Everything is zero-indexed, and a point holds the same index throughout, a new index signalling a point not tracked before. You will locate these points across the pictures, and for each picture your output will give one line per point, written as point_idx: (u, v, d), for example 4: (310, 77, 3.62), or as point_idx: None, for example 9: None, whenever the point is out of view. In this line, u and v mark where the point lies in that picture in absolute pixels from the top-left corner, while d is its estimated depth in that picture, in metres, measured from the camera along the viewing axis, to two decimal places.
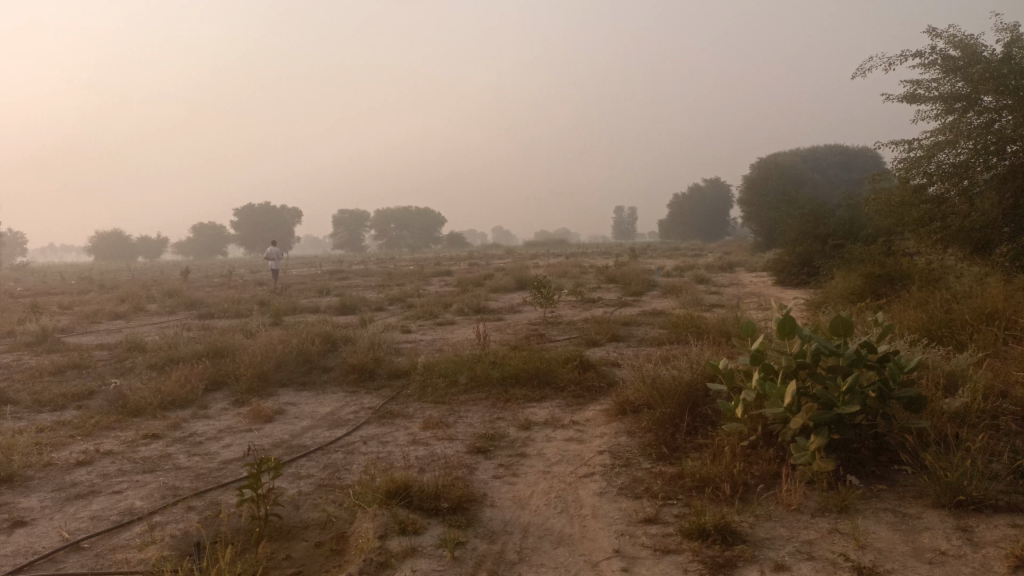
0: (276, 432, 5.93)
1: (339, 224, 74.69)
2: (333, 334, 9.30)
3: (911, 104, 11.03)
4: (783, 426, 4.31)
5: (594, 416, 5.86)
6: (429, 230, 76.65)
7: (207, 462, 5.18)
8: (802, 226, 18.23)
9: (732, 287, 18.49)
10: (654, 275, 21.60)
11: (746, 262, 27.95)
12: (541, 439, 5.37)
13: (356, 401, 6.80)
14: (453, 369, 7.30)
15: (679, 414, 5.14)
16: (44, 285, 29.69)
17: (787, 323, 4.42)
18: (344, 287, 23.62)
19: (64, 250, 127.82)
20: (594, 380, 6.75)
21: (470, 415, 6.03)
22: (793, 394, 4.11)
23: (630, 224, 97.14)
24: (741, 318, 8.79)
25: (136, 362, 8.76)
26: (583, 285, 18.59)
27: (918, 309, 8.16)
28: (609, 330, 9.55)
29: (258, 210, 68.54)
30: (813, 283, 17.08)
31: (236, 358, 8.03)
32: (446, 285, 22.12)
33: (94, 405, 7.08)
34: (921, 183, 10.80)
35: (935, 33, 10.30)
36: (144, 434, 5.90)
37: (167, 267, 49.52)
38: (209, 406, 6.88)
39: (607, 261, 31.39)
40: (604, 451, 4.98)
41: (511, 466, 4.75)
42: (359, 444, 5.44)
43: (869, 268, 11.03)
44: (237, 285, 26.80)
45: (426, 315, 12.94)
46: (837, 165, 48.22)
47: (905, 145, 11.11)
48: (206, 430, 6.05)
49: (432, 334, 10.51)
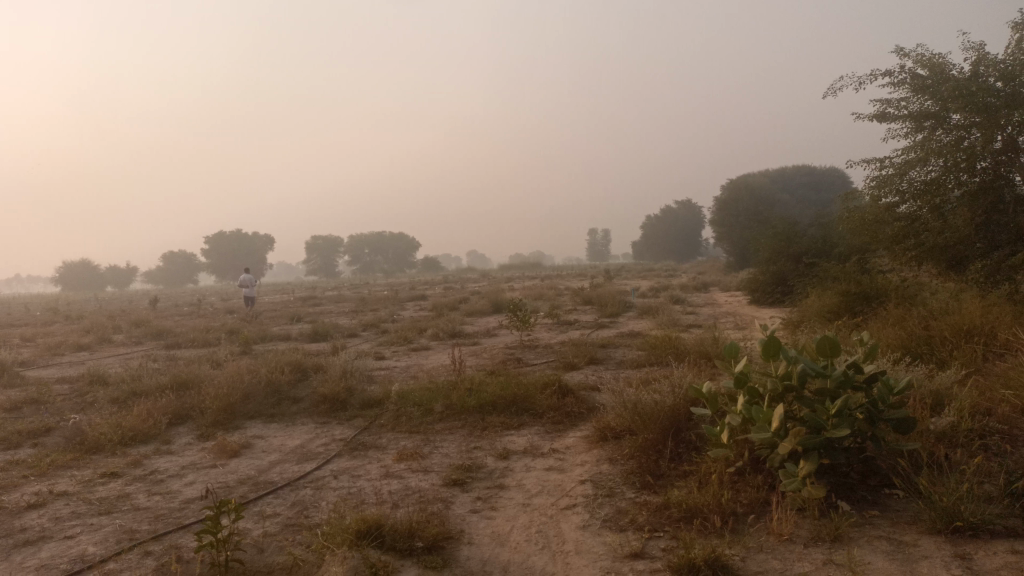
0: (242, 467, 5.66)
1: (312, 250, 74.11)
2: (304, 363, 9.02)
3: (880, 123, 11.10)
4: (771, 451, 4.16)
5: (574, 443, 5.68)
6: (403, 254, 76.32)
7: (168, 502, 4.91)
8: (775, 245, 18.28)
9: (707, 307, 18.43)
10: (630, 296, 21.54)
11: (720, 282, 28.04)
12: (520, 469, 5.17)
13: (327, 433, 6.55)
14: (428, 397, 7.07)
15: (662, 439, 4.98)
16: (8, 317, 28.99)
17: (772, 345, 4.29)
18: (317, 313, 23.28)
19: (30, 280, 125.26)
20: (573, 405, 6.56)
21: (446, 446, 5.81)
22: (780, 418, 3.96)
23: (603, 244, 97.53)
24: (720, 338, 8.67)
25: (97, 396, 8.42)
26: (559, 308, 18.47)
27: (897, 327, 8.11)
28: (587, 353, 9.39)
29: (229, 238, 67.84)
30: (789, 301, 17.10)
31: (202, 390, 7.74)
32: (421, 310, 21.90)
33: (51, 442, 6.75)
34: (893, 200, 10.83)
35: (903, 52, 10.41)
36: (102, 473, 5.60)
37: (135, 296, 48.66)
38: (173, 441, 6.58)
39: (583, 283, 31.35)
40: (586, 480, 4.79)
41: (489, 499, 4.54)
42: (330, 478, 5.20)
43: (845, 285, 11.00)
44: (208, 313, 26.32)
45: (400, 341, 12.69)
46: (806, 185, 48.84)
47: (876, 163, 11.15)
48: (169, 467, 5.77)
49: (407, 361, 10.26)
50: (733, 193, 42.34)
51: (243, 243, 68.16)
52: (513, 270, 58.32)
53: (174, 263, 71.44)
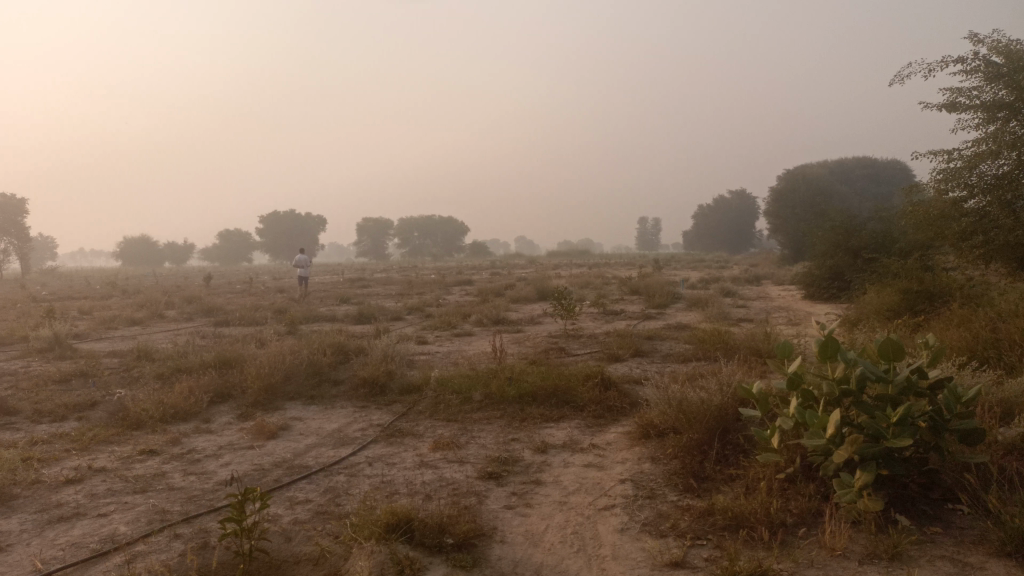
0: (278, 450, 5.61)
1: (363, 232, 74.85)
2: (346, 345, 8.98)
3: (950, 113, 10.55)
4: (824, 458, 3.91)
5: (616, 439, 5.49)
6: (452, 238, 76.50)
7: (202, 483, 4.87)
8: (833, 239, 17.67)
9: (759, 300, 17.96)
10: (678, 286, 21.16)
11: (773, 275, 27.33)
12: (558, 464, 5.00)
13: (365, 418, 6.47)
14: (468, 385, 6.94)
15: (707, 440, 4.77)
16: (68, 290, 29.88)
17: (830, 345, 4.04)
18: (365, 295, 23.44)
19: (93, 255, 129.48)
20: (615, 399, 6.36)
21: (484, 436, 5.68)
22: (836, 424, 3.72)
23: (653, 233, 96.41)
24: (772, 334, 8.36)
25: (143, 372, 8.50)
26: (605, 297, 18.20)
27: (960, 328, 7.70)
28: (632, 345, 9.17)
29: (282, 218, 68.86)
30: (844, 298, 16.56)
31: (244, 370, 7.74)
32: (467, 295, 21.86)
33: (95, 417, 6.81)
34: (960, 195, 10.29)
35: (977, 38, 9.86)
36: (141, 450, 5.61)
37: (188, 273, 49.70)
38: (213, 420, 6.59)
39: (631, 272, 30.91)
40: (626, 480, 4.61)
41: (524, 495, 4.38)
42: (364, 465, 5.11)
43: (906, 283, 10.53)
44: (258, 292, 26.71)
45: (444, 326, 12.61)
46: (865, 177, 47.42)
47: (944, 155, 10.60)
48: (206, 446, 5.75)
49: (449, 346, 10.18)
50: (789, 184, 41.26)
51: (295, 223, 69.21)
52: (561, 257, 57.99)
53: (229, 241, 72.93)
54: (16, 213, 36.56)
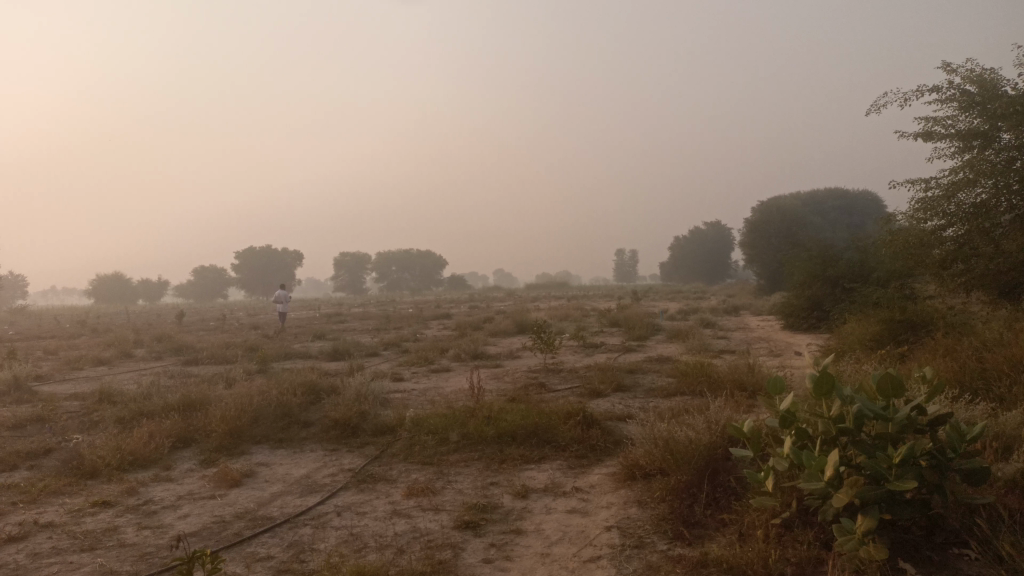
0: (241, 499, 5.27)
1: (340, 267, 74.33)
2: (318, 384, 8.64)
3: (926, 142, 10.56)
4: (822, 502, 3.67)
5: (600, 481, 5.22)
6: (430, 272, 76.13)
7: (156, 538, 4.52)
8: (811, 269, 17.64)
9: (739, 331, 17.84)
10: (658, 318, 21.02)
11: (751, 306, 27.29)
12: (540, 510, 4.71)
13: (336, 462, 6.14)
14: (443, 425, 6.64)
15: (697, 482, 4.52)
16: (35, 328, 29.13)
17: (825, 382, 3.83)
18: (341, 330, 23.08)
19: (65, 292, 127.32)
20: (598, 437, 6.10)
21: (461, 480, 5.39)
22: (835, 466, 3.49)
23: (630, 264, 96.72)
24: (755, 367, 8.17)
25: (103, 416, 8.09)
26: (585, 330, 18.02)
27: (945, 359, 7.56)
28: (614, 380, 8.94)
29: (258, 253, 68.21)
30: (824, 328, 16.49)
31: (210, 412, 7.38)
32: (445, 329, 21.53)
33: (48, 465, 6.41)
34: (939, 223, 10.24)
35: (951, 68, 9.92)
36: (94, 502, 5.24)
37: (160, 310, 48.88)
38: (174, 467, 6.23)
39: (609, 305, 30.79)
40: (611, 527, 4.33)
41: (504, 547, 4.09)
42: (333, 515, 4.79)
43: (888, 313, 10.41)
44: (232, 328, 26.16)
45: (420, 362, 12.29)
46: (838, 208, 47.98)
47: (921, 183, 10.58)
48: (165, 497, 5.40)
49: (426, 383, 9.86)
50: (764, 215, 41.54)
51: (272, 259, 68.58)
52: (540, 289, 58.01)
53: (205, 277, 72.11)
54: None
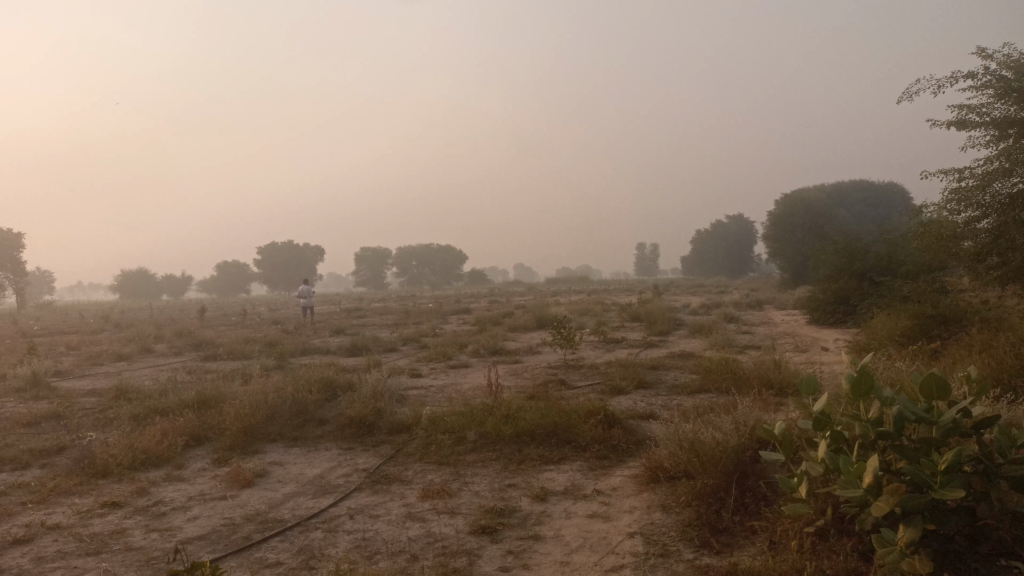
0: (252, 501, 5.13)
1: (361, 262, 74.56)
2: (335, 381, 8.50)
3: (959, 130, 10.21)
4: (860, 510, 3.45)
5: (622, 483, 5.01)
6: (451, 267, 76.14)
7: (163, 542, 4.39)
8: (836, 262, 17.26)
9: (763, 326, 17.51)
10: (681, 312, 20.71)
11: (774, 300, 26.90)
12: (560, 514, 4.52)
13: (350, 462, 5.99)
14: (461, 424, 6.47)
15: (724, 485, 4.31)
16: (58, 324, 29.33)
17: (863, 383, 3.61)
18: (361, 326, 22.99)
19: (91, 287, 128.92)
20: (620, 437, 5.90)
21: (478, 482, 5.21)
22: (874, 472, 3.27)
23: (651, 258, 96.13)
24: (782, 364, 7.91)
25: (119, 413, 8.00)
26: (606, 325, 17.78)
27: (980, 356, 7.27)
28: (636, 376, 8.72)
29: (280, 249, 68.56)
30: (852, 323, 16.12)
31: (224, 409, 7.26)
32: (464, 324, 21.37)
33: (61, 463, 6.31)
34: (972, 215, 9.89)
35: (986, 53, 9.56)
36: (103, 502, 5.12)
37: (183, 305, 49.17)
38: (186, 466, 6.11)
39: (630, 299, 30.51)
40: (635, 533, 4.13)
41: (522, 554, 3.90)
42: (345, 518, 4.63)
43: (919, 307, 10.07)
44: (253, 323, 26.14)
45: (439, 358, 12.14)
46: (863, 200, 47.23)
47: (954, 174, 10.23)
48: (175, 497, 5.27)
49: (445, 380, 9.70)
50: (787, 207, 40.98)
51: (294, 255, 68.88)
52: (562, 283, 58.00)
53: (228, 272, 72.61)
54: (14, 249, 36.26)
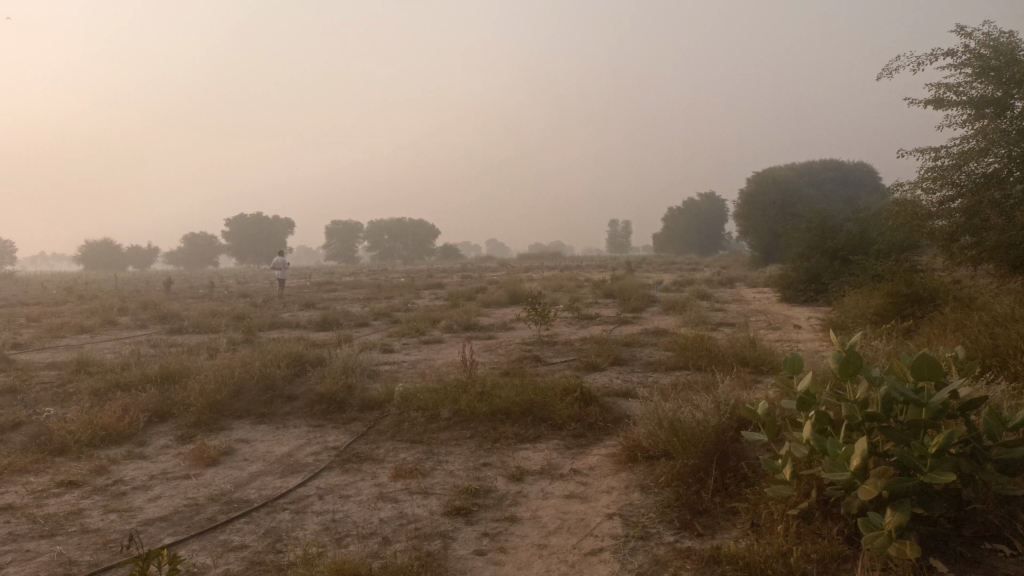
0: (217, 480, 4.94)
1: (332, 236, 73.73)
2: (304, 356, 8.29)
3: (936, 109, 10.18)
4: (846, 493, 3.36)
5: (600, 463, 4.91)
6: (423, 241, 75.70)
7: (122, 523, 4.19)
8: (809, 240, 17.31)
9: (735, 303, 17.52)
10: (654, 289, 20.70)
11: (746, 278, 27.01)
12: (536, 495, 4.40)
13: (320, 439, 5.82)
14: (434, 400, 6.32)
15: (704, 466, 4.22)
16: (20, 295, 28.58)
17: (851, 363, 3.50)
18: (332, 300, 22.70)
19: (55, 258, 126.09)
20: (597, 415, 5.78)
21: (451, 461, 5.07)
22: (862, 454, 3.18)
23: (624, 235, 96.27)
24: (758, 342, 7.86)
25: (80, 387, 7.72)
26: (579, 301, 17.70)
27: (955, 334, 7.26)
28: (611, 353, 8.62)
29: (250, 221, 67.57)
30: (824, 301, 16.20)
31: (189, 384, 7.02)
32: (437, 299, 21.18)
33: (15, 439, 6.05)
34: (947, 194, 9.89)
35: (966, 31, 9.51)
36: (59, 481, 4.90)
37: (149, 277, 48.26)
38: (149, 443, 5.89)
39: (602, 276, 30.45)
40: (613, 514, 4.03)
41: (498, 536, 3.78)
42: (315, 499, 4.47)
43: (893, 285, 10.07)
44: (222, 296, 25.68)
45: (411, 333, 11.95)
46: (833, 179, 47.56)
47: (931, 153, 10.22)
48: (136, 476, 5.06)
49: (417, 355, 9.53)
50: (758, 185, 41.12)
51: (264, 228, 67.92)
52: (535, 259, 57.90)
53: (196, 244, 71.47)
54: None
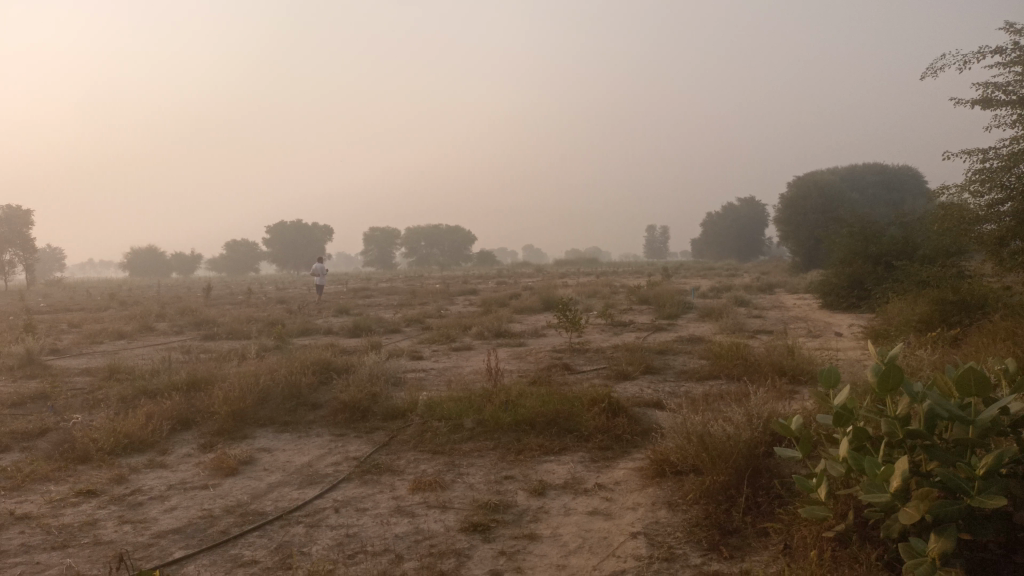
0: (234, 491, 4.85)
1: (369, 242, 74.29)
2: (331, 364, 8.21)
3: (984, 109, 9.77)
4: (887, 516, 3.13)
5: (626, 477, 4.71)
6: (459, 247, 75.92)
7: (135, 535, 4.12)
8: (850, 245, 16.85)
9: (774, 310, 17.08)
10: (690, 296, 20.34)
11: (785, 284, 26.43)
12: (558, 510, 4.23)
13: (341, 449, 5.71)
14: (458, 410, 6.18)
15: (736, 483, 4.00)
16: (63, 302, 29.12)
17: (892, 376, 3.28)
18: (366, 306, 22.73)
19: (102, 265, 129.05)
20: (624, 427, 5.58)
21: (473, 473, 4.92)
22: (903, 474, 2.95)
23: (661, 240, 95.30)
24: (795, 350, 7.58)
25: (108, 394, 7.73)
26: (614, 307, 17.45)
27: (1004, 343, 6.90)
28: (643, 361, 8.40)
29: (290, 228, 68.40)
30: (866, 308, 15.73)
31: (213, 392, 6.98)
32: (470, 305, 21.08)
33: (40, 446, 6.05)
34: (995, 197, 9.47)
35: (1015, 28, 9.11)
36: (78, 491, 4.86)
37: (191, 284, 49.07)
38: (171, 452, 5.85)
39: (638, 281, 30.05)
40: (638, 533, 3.84)
41: (515, 556, 3.62)
42: (331, 512, 4.35)
43: (939, 293, 9.67)
44: (259, 303, 25.89)
45: (441, 340, 11.83)
46: (876, 183, 46.51)
47: (978, 155, 9.81)
48: (155, 486, 5.00)
49: (445, 363, 9.41)
50: (799, 189, 40.39)
51: (304, 235, 68.73)
52: (571, 266, 57.61)
53: (238, 251, 72.58)
54: (21, 225, 35.96)
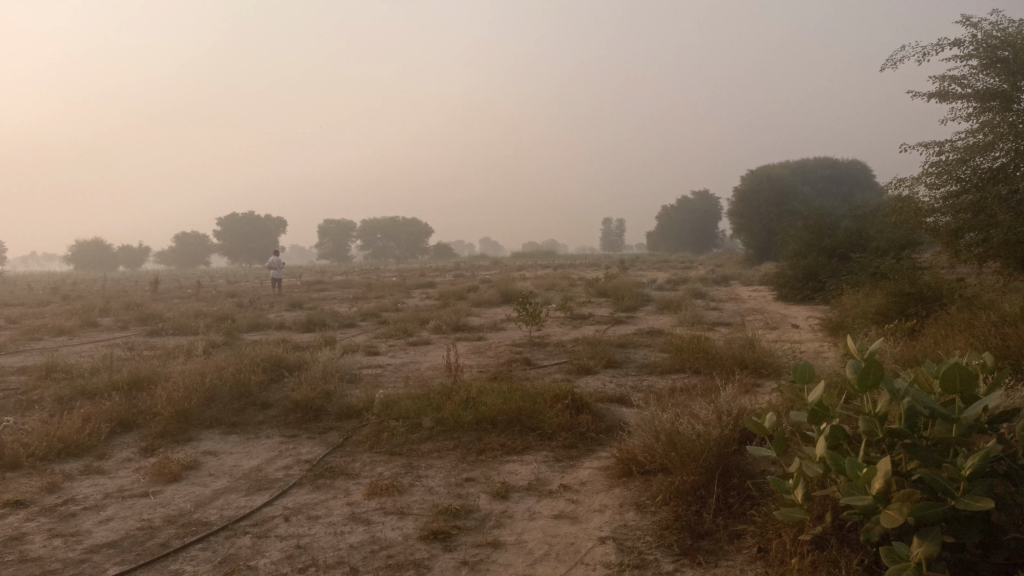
0: (176, 499, 4.55)
1: (324, 234, 73.22)
2: (283, 361, 7.89)
3: (940, 102, 9.84)
4: (866, 519, 2.99)
5: (592, 477, 4.54)
6: (415, 240, 75.26)
7: (66, 550, 3.80)
8: (806, 238, 16.99)
9: (731, 302, 17.14)
10: (648, 288, 20.33)
11: (740, 276, 26.65)
12: (522, 515, 4.03)
13: (293, 452, 5.44)
14: (416, 408, 5.94)
15: (706, 482, 3.85)
16: (2, 296, 27.96)
17: (871, 373, 3.14)
18: (321, 299, 22.26)
19: (45, 258, 125.00)
20: (589, 424, 5.41)
21: (432, 476, 4.69)
22: (885, 475, 2.81)
23: (618, 233, 95.79)
24: (757, 343, 7.50)
25: (43, 395, 7.29)
26: (572, 300, 17.34)
27: (962, 335, 6.90)
28: (604, 355, 8.25)
29: (242, 221, 67.05)
30: (821, 300, 15.87)
31: (156, 391, 6.61)
32: (427, 298, 20.77)
33: None
34: (951, 189, 9.54)
35: (972, 20, 9.18)
36: (5, 501, 4.50)
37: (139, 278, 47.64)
38: (109, 456, 5.50)
39: (595, 274, 30.03)
40: (606, 538, 3.66)
41: (478, 566, 3.41)
42: (281, 520, 4.09)
43: (896, 284, 9.71)
44: (209, 296, 25.18)
45: (398, 334, 11.54)
46: (827, 177, 47.30)
47: (934, 147, 9.88)
48: (90, 494, 4.67)
49: (403, 358, 9.14)
50: (752, 182, 40.83)
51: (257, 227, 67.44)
52: (527, 259, 57.54)
53: (188, 244, 70.86)
54: None
